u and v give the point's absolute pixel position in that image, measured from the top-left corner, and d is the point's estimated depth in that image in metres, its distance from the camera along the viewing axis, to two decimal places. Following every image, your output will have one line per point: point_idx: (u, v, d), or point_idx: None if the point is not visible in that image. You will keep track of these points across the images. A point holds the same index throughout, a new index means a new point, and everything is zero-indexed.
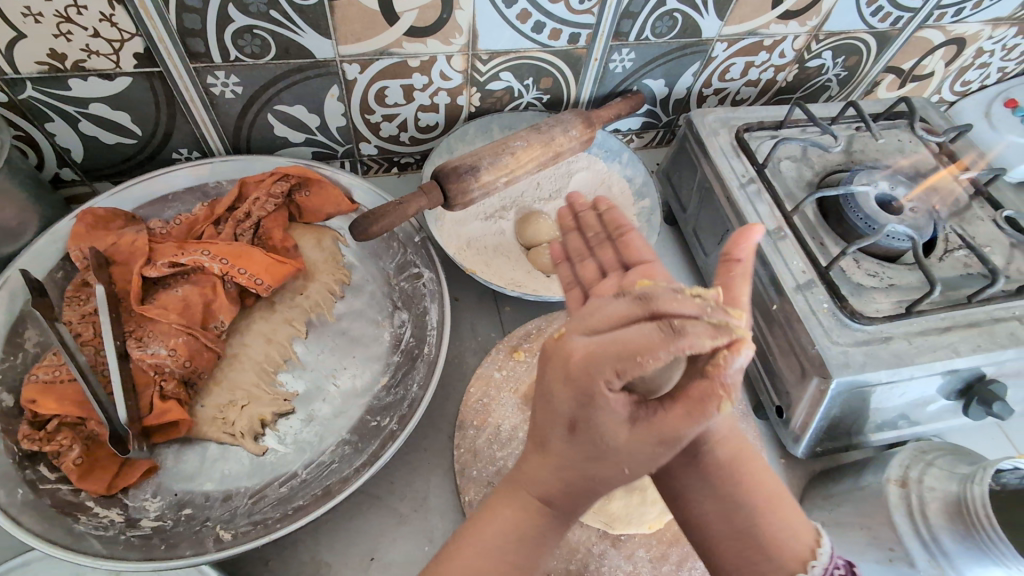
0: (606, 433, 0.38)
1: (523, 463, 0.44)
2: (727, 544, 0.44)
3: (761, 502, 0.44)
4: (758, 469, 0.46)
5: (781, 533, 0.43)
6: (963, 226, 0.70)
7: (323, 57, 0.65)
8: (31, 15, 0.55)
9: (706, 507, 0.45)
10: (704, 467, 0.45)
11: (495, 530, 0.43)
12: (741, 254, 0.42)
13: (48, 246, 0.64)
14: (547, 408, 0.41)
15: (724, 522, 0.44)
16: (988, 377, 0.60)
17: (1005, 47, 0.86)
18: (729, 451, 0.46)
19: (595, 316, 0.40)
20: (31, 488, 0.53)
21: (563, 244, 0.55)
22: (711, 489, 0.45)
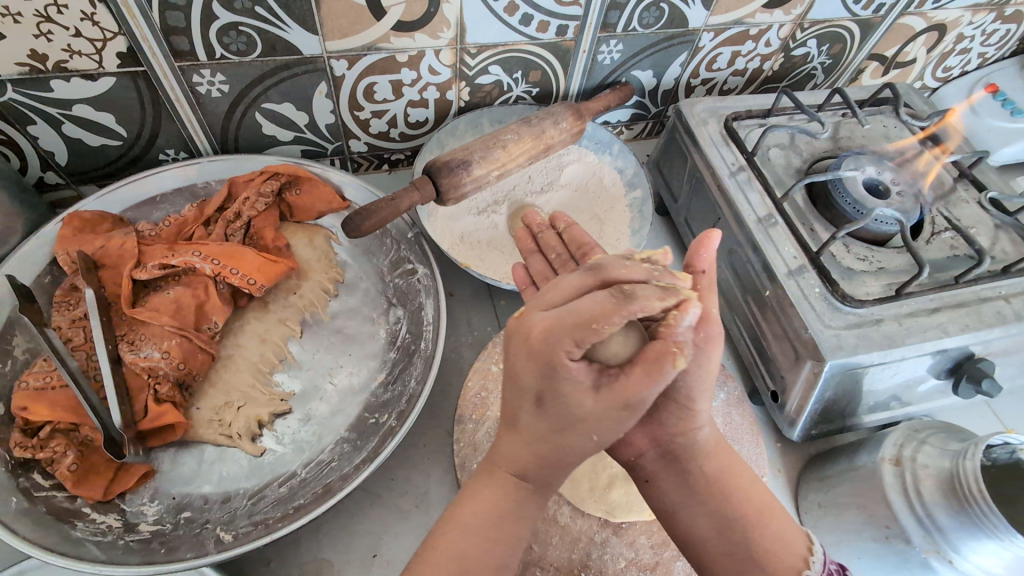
0: (571, 400, 0.40)
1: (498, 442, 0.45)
2: (722, 558, 0.45)
3: (750, 517, 0.45)
4: (749, 487, 0.46)
5: (773, 546, 0.44)
6: (949, 208, 0.71)
7: (310, 53, 0.64)
8: (9, 15, 0.54)
9: (700, 523, 0.45)
10: (698, 482, 0.46)
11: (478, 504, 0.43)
12: (704, 263, 0.44)
13: (35, 251, 0.63)
14: (514, 384, 0.42)
15: (717, 538, 0.45)
16: (976, 356, 0.61)
17: (985, 32, 0.88)
18: (722, 465, 0.46)
19: (551, 293, 0.43)
20: (26, 496, 0.52)
21: (527, 267, 0.57)
22: (703, 502, 0.45)
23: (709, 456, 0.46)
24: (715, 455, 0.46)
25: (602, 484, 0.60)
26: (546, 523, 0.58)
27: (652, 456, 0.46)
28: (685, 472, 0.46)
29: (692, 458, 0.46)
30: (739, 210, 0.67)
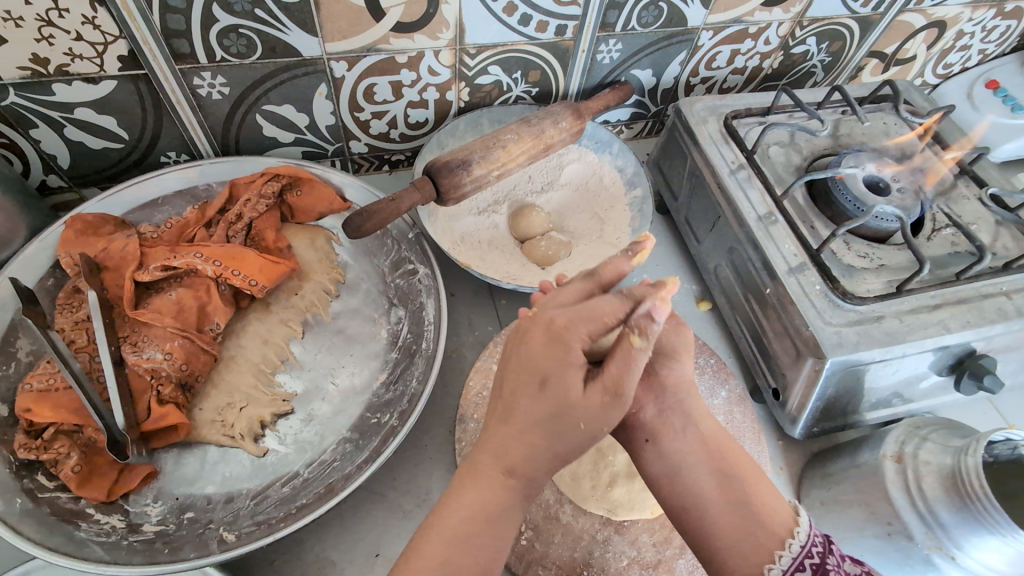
0: (571, 389, 0.42)
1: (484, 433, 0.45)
2: (724, 518, 0.43)
3: (745, 474, 0.45)
4: (741, 449, 0.47)
5: (769, 502, 0.44)
6: (950, 205, 0.71)
7: (310, 55, 0.64)
8: (11, 20, 0.54)
9: (701, 482, 0.45)
10: (695, 439, 0.47)
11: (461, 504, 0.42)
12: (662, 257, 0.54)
13: (38, 254, 0.63)
14: (512, 372, 0.45)
15: (719, 496, 0.44)
16: (977, 352, 0.61)
17: (984, 29, 0.87)
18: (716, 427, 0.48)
19: (559, 296, 0.48)
20: (30, 497, 0.53)
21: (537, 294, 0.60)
22: (702, 459, 0.46)
23: (704, 414, 0.49)
24: (709, 416, 0.49)
25: (604, 483, 0.60)
26: (548, 521, 0.58)
27: (653, 409, 0.48)
28: (684, 429, 0.48)
29: (688, 415, 0.48)
30: (739, 209, 0.67)
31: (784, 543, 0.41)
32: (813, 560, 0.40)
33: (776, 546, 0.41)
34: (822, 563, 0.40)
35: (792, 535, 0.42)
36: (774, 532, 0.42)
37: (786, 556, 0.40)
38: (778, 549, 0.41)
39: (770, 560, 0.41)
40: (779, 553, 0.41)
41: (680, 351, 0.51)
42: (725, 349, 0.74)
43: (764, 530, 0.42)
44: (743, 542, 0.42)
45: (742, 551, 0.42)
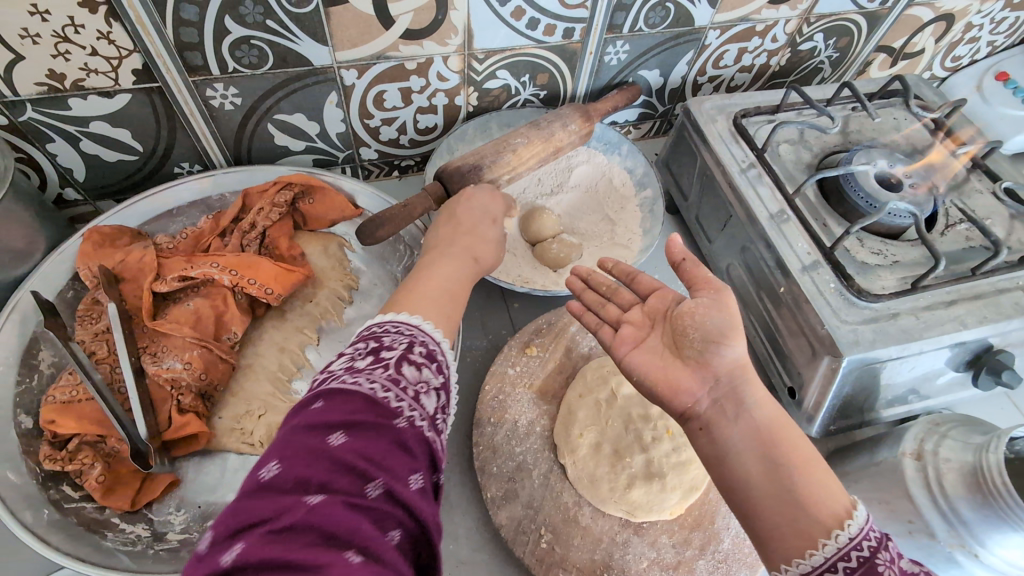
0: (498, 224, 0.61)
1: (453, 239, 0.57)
2: (771, 503, 0.41)
3: (797, 462, 0.42)
4: (796, 436, 0.44)
5: (820, 491, 0.41)
6: (963, 199, 0.71)
7: (320, 64, 0.65)
8: (28, 37, 0.54)
9: (752, 468, 0.43)
10: (747, 427, 0.44)
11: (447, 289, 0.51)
12: (679, 253, 0.51)
13: (57, 267, 0.64)
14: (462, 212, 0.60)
15: (767, 482, 0.42)
16: (995, 347, 0.61)
17: (993, 21, 0.87)
18: (772, 413, 0.45)
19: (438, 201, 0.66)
20: (57, 508, 0.54)
21: (581, 299, 0.58)
22: (754, 444, 0.43)
23: (762, 403, 0.45)
24: (769, 402, 0.45)
25: (622, 484, 0.60)
26: (567, 524, 0.58)
27: (707, 401, 0.46)
28: (737, 417, 0.45)
29: (742, 402, 0.45)
30: (750, 207, 0.67)
31: (831, 532, 0.38)
32: (861, 555, 0.37)
33: (821, 534, 0.39)
34: (871, 557, 0.37)
35: (840, 525, 0.39)
36: (820, 520, 0.39)
37: (830, 545, 0.38)
38: (824, 536, 0.38)
39: (812, 545, 0.38)
40: (823, 541, 0.38)
41: (727, 334, 0.47)
42: None
43: (811, 518, 0.39)
44: (788, 527, 0.40)
45: (787, 534, 0.40)
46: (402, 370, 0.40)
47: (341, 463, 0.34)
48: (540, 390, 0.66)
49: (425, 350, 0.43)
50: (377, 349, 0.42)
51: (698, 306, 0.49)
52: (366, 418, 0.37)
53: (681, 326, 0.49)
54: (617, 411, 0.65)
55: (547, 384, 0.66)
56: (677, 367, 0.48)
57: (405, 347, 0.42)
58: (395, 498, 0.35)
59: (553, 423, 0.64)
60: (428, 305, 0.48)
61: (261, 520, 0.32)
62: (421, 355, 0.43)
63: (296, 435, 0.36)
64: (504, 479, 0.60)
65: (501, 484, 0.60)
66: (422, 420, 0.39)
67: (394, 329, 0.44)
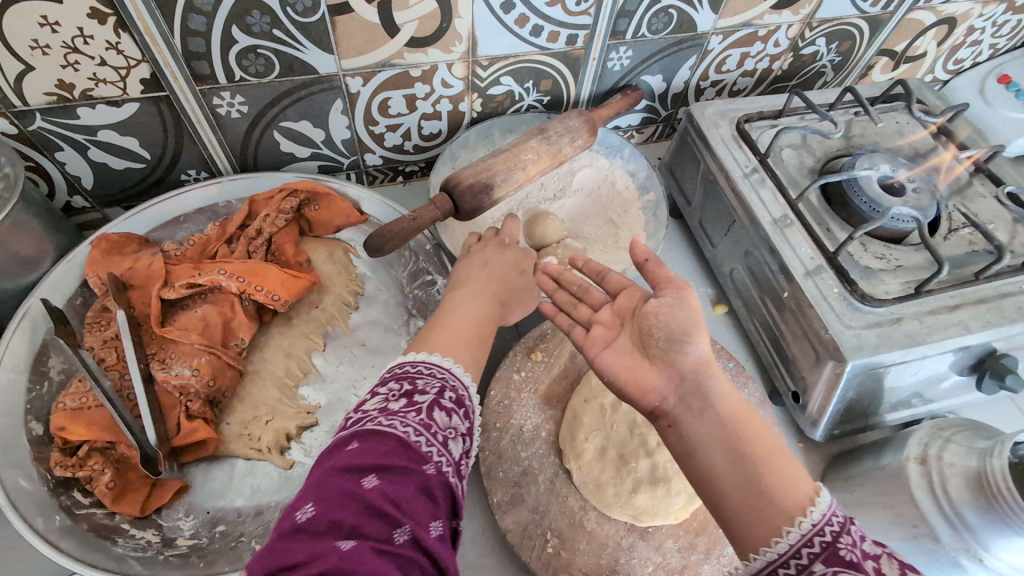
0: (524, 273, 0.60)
1: (481, 281, 0.57)
2: (736, 494, 0.41)
3: (761, 452, 0.42)
4: (761, 427, 0.43)
5: (783, 479, 0.40)
6: (965, 204, 0.71)
7: (326, 73, 0.65)
8: (38, 48, 0.55)
9: (717, 460, 0.42)
10: (712, 421, 0.44)
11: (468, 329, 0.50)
12: (641, 255, 0.52)
13: (67, 274, 0.64)
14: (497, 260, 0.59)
15: (732, 472, 0.41)
16: (999, 351, 0.61)
17: (995, 24, 0.87)
18: (735, 404, 0.45)
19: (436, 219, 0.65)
20: (68, 514, 0.54)
21: (553, 301, 0.58)
22: (719, 436, 0.43)
23: (725, 395, 0.45)
24: (732, 394, 0.45)
25: (627, 489, 0.60)
26: (573, 529, 0.59)
27: (673, 398, 0.47)
28: (703, 412, 0.45)
29: (706, 397, 0.45)
30: (754, 211, 0.67)
31: (794, 520, 0.38)
32: (824, 538, 0.37)
33: (785, 522, 0.38)
34: (833, 541, 0.37)
35: (803, 513, 0.38)
36: (785, 509, 0.39)
37: (794, 532, 0.38)
38: (787, 524, 0.38)
39: (777, 533, 0.38)
40: (787, 529, 0.38)
41: (689, 332, 0.48)
42: (742, 352, 0.75)
43: (774, 505, 0.39)
44: (753, 516, 0.39)
45: (754, 524, 0.39)
46: (433, 415, 0.41)
47: (370, 508, 0.35)
48: (545, 395, 0.67)
49: (455, 395, 0.43)
50: (411, 391, 0.42)
51: (662, 306, 0.49)
52: (398, 462, 0.37)
53: (647, 326, 0.49)
54: (622, 416, 0.65)
55: (552, 389, 0.67)
56: (644, 366, 0.49)
57: (437, 392, 0.43)
58: (420, 547, 0.35)
59: (559, 427, 0.65)
60: (457, 345, 0.48)
61: (295, 565, 0.32)
62: (451, 400, 0.43)
63: (330, 479, 0.36)
64: (510, 483, 0.60)
65: (507, 489, 0.60)
66: (447, 465, 0.40)
67: (427, 371, 0.44)
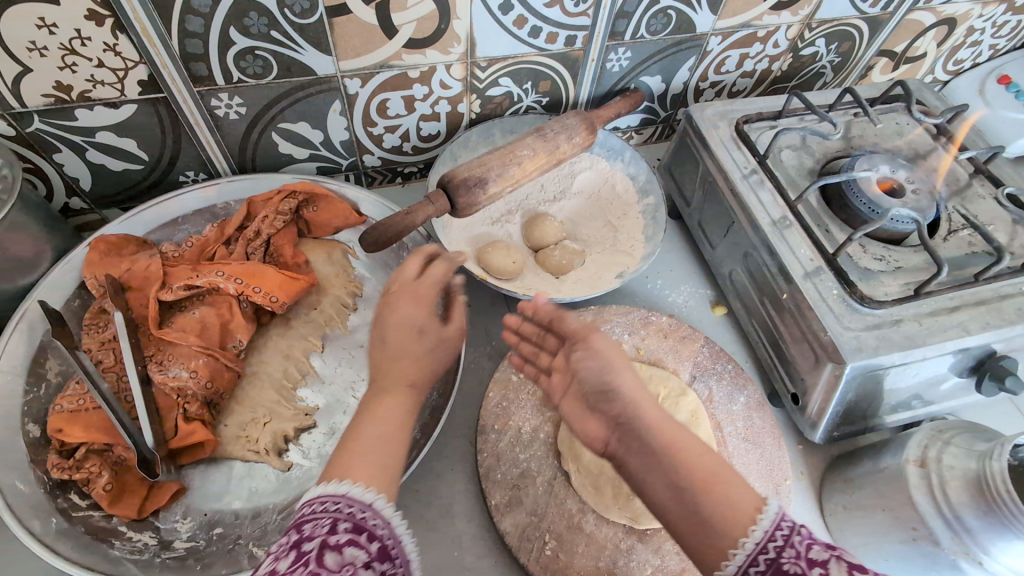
0: (432, 326, 0.51)
1: (385, 368, 0.48)
2: (683, 525, 0.40)
3: (696, 480, 0.41)
4: (694, 449, 0.43)
5: (721, 503, 0.39)
6: (965, 205, 0.71)
7: (324, 74, 0.65)
8: (36, 50, 0.55)
9: (659, 494, 0.42)
10: (647, 455, 0.43)
11: (377, 433, 0.43)
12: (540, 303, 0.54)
13: (65, 276, 0.64)
14: (389, 325, 0.50)
15: (675, 504, 0.41)
16: (999, 353, 0.61)
17: (995, 24, 0.87)
18: (666, 431, 0.44)
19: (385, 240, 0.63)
20: (65, 517, 0.54)
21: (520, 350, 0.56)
22: (657, 471, 0.42)
23: (655, 425, 0.44)
24: (662, 422, 0.44)
25: (625, 492, 0.60)
26: (571, 531, 0.58)
27: (614, 441, 0.45)
28: (640, 448, 0.44)
29: (637, 432, 0.44)
30: (753, 213, 0.67)
31: (737, 542, 0.38)
32: (767, 556, 0.37)
33: (730, 545, 0.38)
34: (777, 556, 0.37)
35: (745, 534, 0.38)
36: (727, 532, 0.38)
37: (740, 554, 0.37)
38: (733, 547, 0.38)
39: (725, 559, 0.38)
40: (732, 552, 0.38)
41: (609, 377, 0.47)
42: (742, 354, 0.75)
43: (717, 532, 0.39)
44: (702, 544, 0.39)
45: (705, 552, 0.39)
46: (323, 561, 0.33)
47: None
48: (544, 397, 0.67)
49: (352, 522, 0.36)
50: (295, 540, 0.35)
51: (580, 358, 0.49)
52: None
53: (578, 375, 0.49)
54: None
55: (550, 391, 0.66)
56: (585, 414, 0.48)
57: (328, 529, 0.35)
58: None
59: (557, 429, 0.65)
60: (363, 465, 0.40)
61: None
62: (347, 531, 0.36)
63: None
64: (509, 486, 0.60)
65: (506, 491, 0.60)
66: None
67: (313, 509, 0.37)
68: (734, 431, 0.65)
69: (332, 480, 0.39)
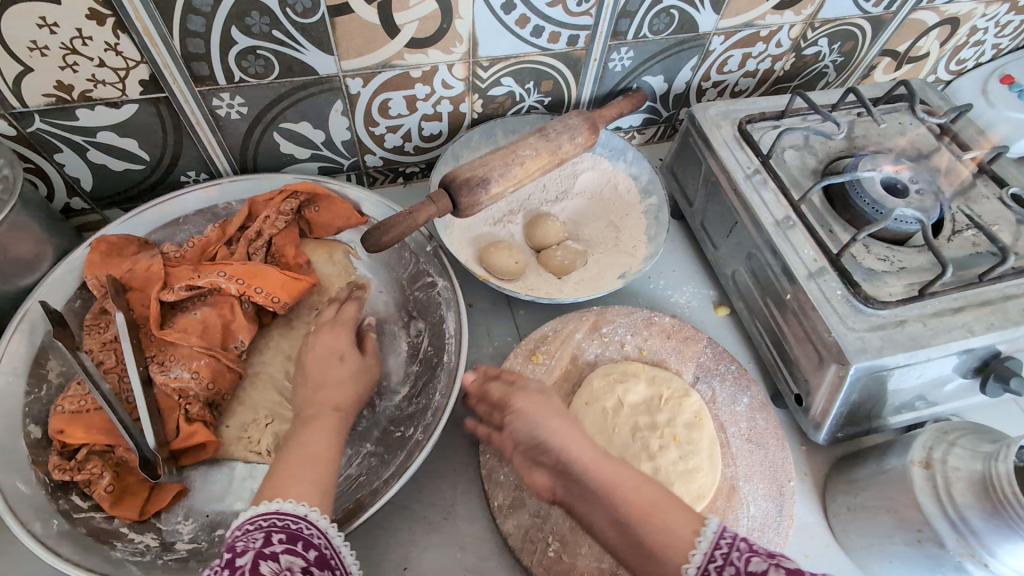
0: (353, 358, 0.60)
1: (312, 398, 0.56)
2: (633, 558, 0.42)
3: (634, 512, 0.43)
4: (629, 482, 0.45)
5: (661, 531, 0.41)
6: (969, 205, 0.71)
7: (326, 73, 0.65)
8: (37, 49, 0.55)
9: (606, 532, 0.44)
10: (587, 496, 0.45)
11: (312, 449, 0.49)
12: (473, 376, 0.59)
13: (66, 276, 0.64)
14: (316, 357, 0.59)
15: (621, 539, 0.43)
16: (1003, 354, 0.60)
17: (998, 24, 0.87)
18: (601, 470, 0.46)
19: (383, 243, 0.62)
20: (66, 518, 0.54)
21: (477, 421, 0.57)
22: (600, 509, 0.44)
23: (589, 466, 0.46)
24: (595, 463, 0.47)
25: None
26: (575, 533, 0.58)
27: (560, 488, 0.48)
28: (580, 492, 0.46)
29: (575, 476, 0.47)
30: (756, 213, 0.66)
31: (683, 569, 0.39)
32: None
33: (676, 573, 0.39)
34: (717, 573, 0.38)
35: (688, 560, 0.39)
36: (672, 561, 0.40)
37: None
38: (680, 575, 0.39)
39: None
40: None
41: (541, 432, 0.50)
42: (744, 354, 0.74)
43: (663, 561, 0.40)
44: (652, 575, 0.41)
45: None
46: (258, 568, 0.38)
47: None
48: None
49: (286, 532, 0.41)
50: (230, 558, 0.38)
51: (513, 417, 0.52)
52: None
53: (513, 431, 0.52)
54: (624, 420, 0.64)
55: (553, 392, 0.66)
56: (529, 465, 0.51)
57: (262, 541, 0.40)
58: None
59: None
60: (301, 475, 0.46)
61: None
62: (282, 541, 0.40)
63: None
64: (511, 487, 0.60)
65: (508, 493, 0.60)
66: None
67: (245, 529, 0.41)
68: (737, 432, 0.65)
69: (265, 500, 0.44)
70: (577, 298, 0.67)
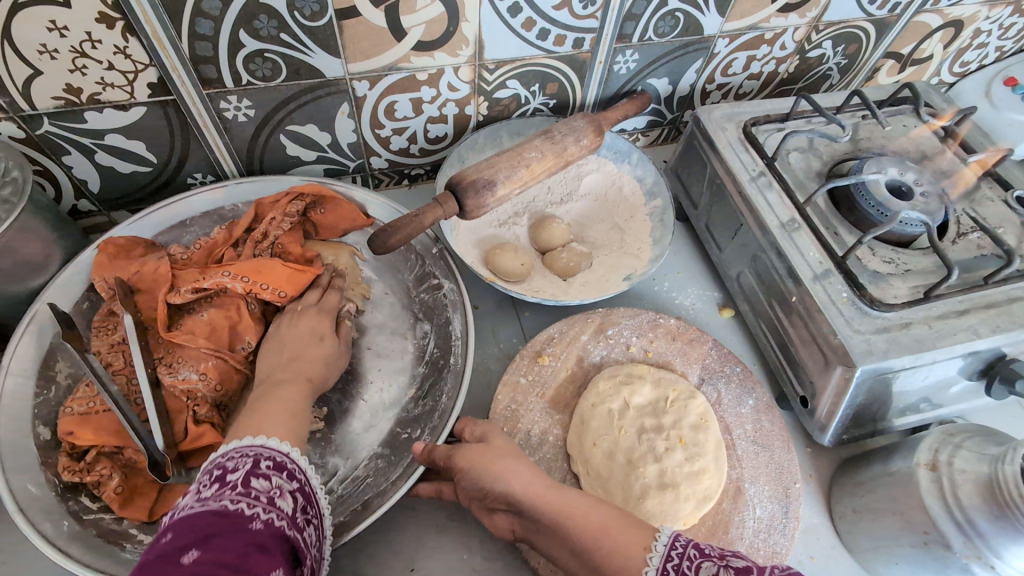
0: (334, 340, 0.63)
1: (288, 366, 0.59)
2: None
3: (587, 538, 0.47)
4: (578, 509, 0.49)
5: (613, 550, 0.45)
6: (974, 208, 0.71)
7: (332, 76, 0.65)
8: (46, 52, 0.55)
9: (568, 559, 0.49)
10: (544, 531, 0.50)
11: (285, 406, 0.52)
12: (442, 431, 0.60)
13: (74, 278, 0.64)
14: (296, 330, 0.62)
15: (580, 564, 0.47)
16: (1009, 356, 0.60)
17: (1002, 26, 0.87)
18: (550, 505, 0.50)
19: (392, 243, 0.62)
20: (76, 519, 0.54)
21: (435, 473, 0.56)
22: (558, 539, 0.49)
23: (538, 503, 0.50)
24: (543, 499, 0.50)
25: (635, 494, 0.60)
26: None
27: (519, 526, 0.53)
28: (536, 527, 0.51)
29: (528, 514, 0.51)
30: (761, 215, 0.67)
31: None
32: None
33: None
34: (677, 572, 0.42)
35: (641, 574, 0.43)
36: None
37: None
38: None
39: None
40: None
41: (486, 481, 0.52)
42: (748, 356, 0.75)
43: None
44: None
45: None
46: (250, 484, 0.42)
47: None
48: (552, 400, 0.67)
49: (274, 461, 0.45)
50: (220, 473, 0.42)
51: (459, 466, 0.54)
52: (218, 530, 0.38)
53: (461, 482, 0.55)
54: (630, 422, 0.65)
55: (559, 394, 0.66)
56: (487, 511, 0.55)
57: (252, 463, 0.44)
58: None
59: (566, 432, 0.65)
60: (276, 423, 0.49)
61: None
62: (269, 466, 0.45)
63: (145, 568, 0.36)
64: None
65: None
66: (279, 521, 0.42)
67: (234, 454, 0.45)
68: (743, 434, 0.66)
69: (247, 437, 0.47)
70: (581, 301, 0.67)
